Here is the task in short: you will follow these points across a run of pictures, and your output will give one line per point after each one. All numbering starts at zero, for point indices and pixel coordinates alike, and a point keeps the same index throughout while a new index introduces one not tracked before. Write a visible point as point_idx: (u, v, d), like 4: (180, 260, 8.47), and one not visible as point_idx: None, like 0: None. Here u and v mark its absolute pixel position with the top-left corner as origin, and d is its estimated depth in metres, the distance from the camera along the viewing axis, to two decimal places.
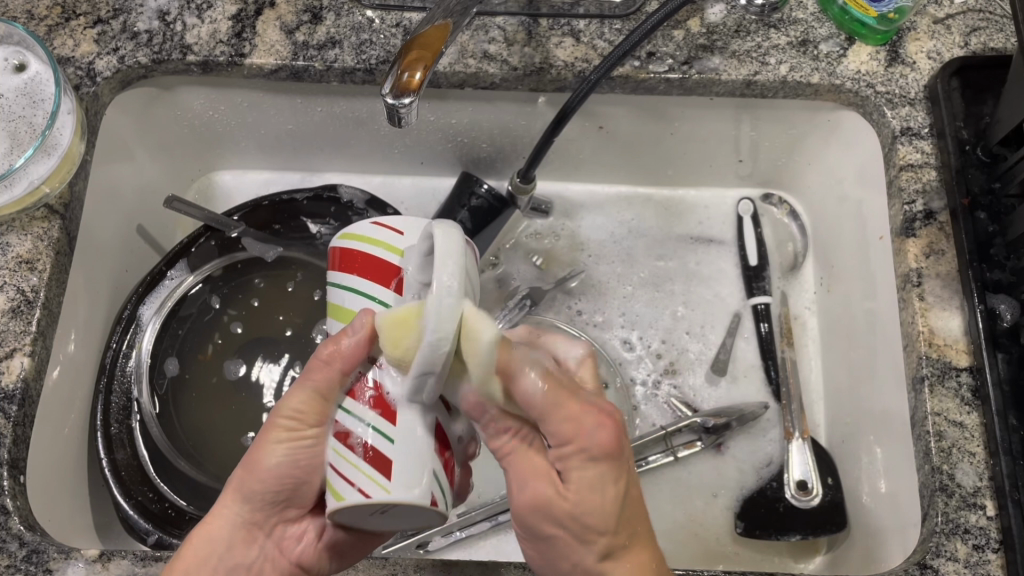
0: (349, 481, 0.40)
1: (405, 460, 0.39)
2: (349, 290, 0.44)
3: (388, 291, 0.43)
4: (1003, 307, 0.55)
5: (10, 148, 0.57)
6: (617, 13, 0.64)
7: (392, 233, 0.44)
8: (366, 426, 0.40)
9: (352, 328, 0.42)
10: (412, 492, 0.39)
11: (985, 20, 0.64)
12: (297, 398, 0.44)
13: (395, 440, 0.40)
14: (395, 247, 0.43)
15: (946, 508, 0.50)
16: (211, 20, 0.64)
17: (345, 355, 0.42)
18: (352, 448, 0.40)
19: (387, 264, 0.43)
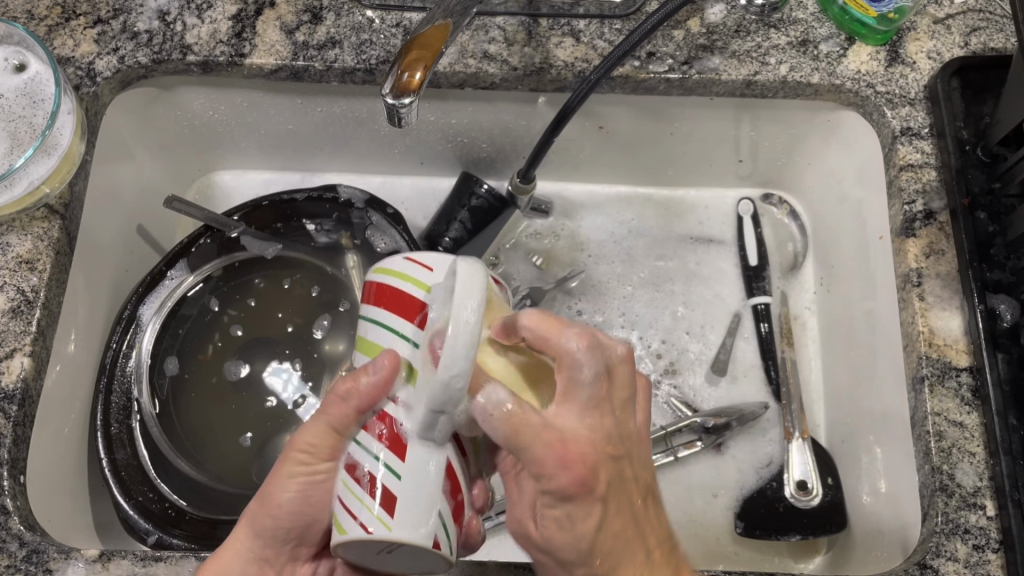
0: (355, 513, 0.40)
1: (411, 499, 0.39)
2: (377, 324, 0.43)
3: (412, 326, 0.41)
4: (1003, 307, 0.55)
5: (10, 147, 0.57)
6: (617, 13, 0.64)
7: (421, 268, 0.42)
8: (376, 460, 0.40)
9: (371, 368, 0.41)
10: (417, 531, 0.39)
11: (985, 20, 0.64)
12: (310, 433, 0.44)
13: (402, 476, 0.40)
14: (423, 283, 0.42)
15: (945, 508, 0.50)
16: (211, 20, 0.64)
17: (362, 393, 0.41)
18: (359, 480, 0.41)
19: (413, 300, 0.42)
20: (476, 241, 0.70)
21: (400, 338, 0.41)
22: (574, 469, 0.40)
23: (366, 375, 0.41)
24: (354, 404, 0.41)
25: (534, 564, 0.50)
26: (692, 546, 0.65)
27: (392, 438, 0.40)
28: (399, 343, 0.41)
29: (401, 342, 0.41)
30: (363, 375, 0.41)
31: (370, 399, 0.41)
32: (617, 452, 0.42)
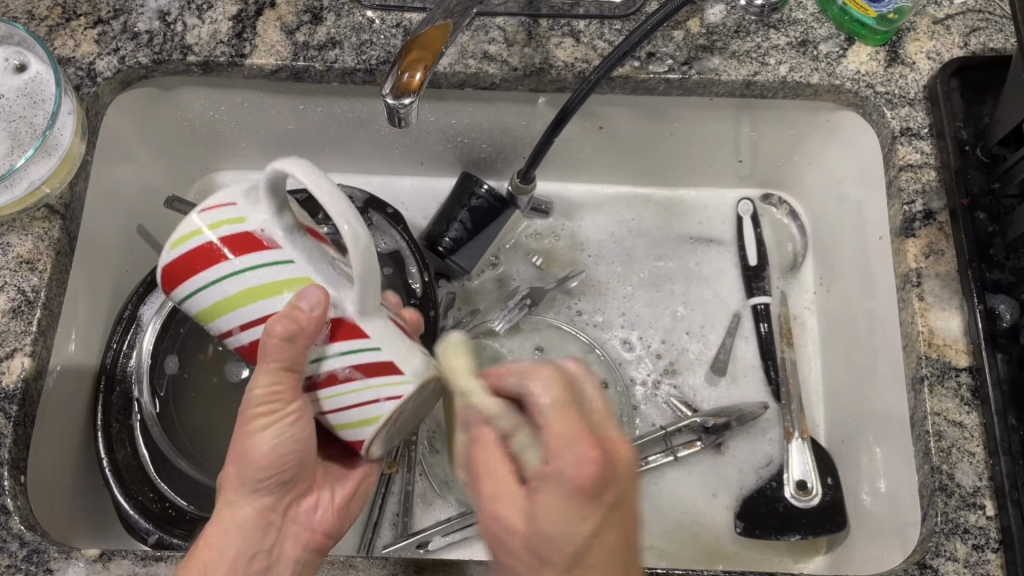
0: (374, 404, 0.44)
1: (398, 355, 0.45)
2: (235, 278, 0.42)
3: (277, 251, 0.43)
4: (1002, 307, 0.55)
5: (10, 148, 0.57)
6: (617, 14, 0.64)
7: (224, 210, 0.43)
8: (345, 356, 0.44)
9: (302, 297, 0.42)
10: (420, 371, 0.45)
11: (985, 21, 0.64)
12: (262, 384, 0.44)
13: (379, 347, 0.44)
14: (237, 218, 0.42)
15: (945, 508, 0.50)
16: (211, 20, 0.64)
17: (306, 321, 0.42)
18: (348, 380, 0.44)
19: (240, 235, 0.42)
20: (475, 242, 0.71)
21: (270, 268, 0.43)
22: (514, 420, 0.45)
23: (289, 309, 0.42)
24: (295, 341, 0.42)
25: None
26: (692, 546, 0.65)
27: (343, 330, 0.44)
28: (270, 273, 0.43)
29: (274, 269, 0.43)
30: (287, 309, 0.42)
31: (312, 328, 0.42)
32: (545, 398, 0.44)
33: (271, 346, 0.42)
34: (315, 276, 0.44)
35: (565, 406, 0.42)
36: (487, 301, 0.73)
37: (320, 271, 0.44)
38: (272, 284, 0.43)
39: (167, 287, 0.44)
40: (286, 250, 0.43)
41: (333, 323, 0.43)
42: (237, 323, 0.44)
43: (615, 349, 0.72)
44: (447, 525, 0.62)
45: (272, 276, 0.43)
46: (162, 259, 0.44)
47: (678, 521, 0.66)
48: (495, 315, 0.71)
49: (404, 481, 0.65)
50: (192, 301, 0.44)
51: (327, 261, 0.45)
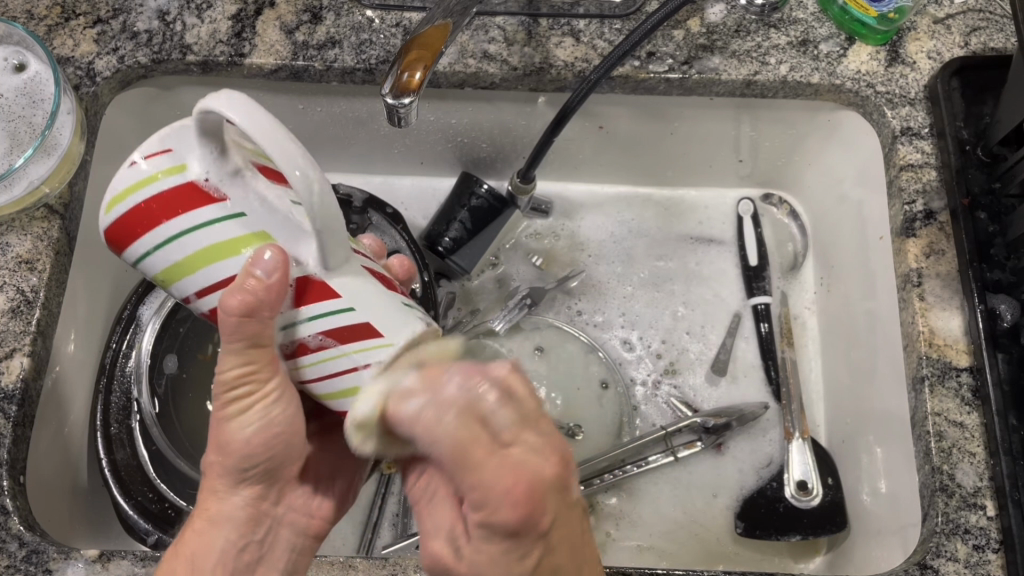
0: (355, 375, 0.40)
1: (378, 315, 0.40)
2: (180, 240, 0.38)
3: (222, 205, 0.37)
4: (1003, 307, 0.54)
5: (10, 147, 0.57)
6: (617, 13, 0.64)
7: (157, 159, 0.37)
8: (319, 321, 0.39)
9: (254, 265, 0.37)
10: (402, 332, 0.40)
11: (986, 20, 0.64)
12: (232, 365, 0.41)
13: (355, 307, 0.39)
14: (172, 168, 0.37)
15: (946, 508, 0.50)
16: (211, 20, 0.64)
17: (266, 289, 0.37)
18: (325, 348, 0.40)
19: (180, 187, 0.37)
20: (475, 242, 0.71)
21: (219, 224, 0.38)
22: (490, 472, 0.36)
23: (246, 276, 0.37)
24: (258, 312, 0.38)
25: None
26: (692, 546, 0.65)
27: (311, 292, 0.39)
28: (221, 230, 0.38)
29: (225, 225, 0.38)
30: (244, 277, 0.37)
31: (276, 297, 0.38)
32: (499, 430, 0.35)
33: (231, 321, 0.38)
34: (271, 226, 0.39)
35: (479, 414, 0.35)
36: (487, 301, 0.73)
37: (275, 222, 0.39)
38: (220, 243, 0.38)
39: (111, 252, 0.39)
40: (233, 202, 0.38)
41: (299, 285, 0.39)
42: (192, 290, 0.39)
43: (615, 349, 0.72)
44: None
45: (223, 232, 0.38)
46: (95, 222, 0.39)
47: (678, 521, 0.66)
48: (494, 315, 0.71)
49: (404, 481, 0.65)
50: (138, 267, 0.39)
51: (282, 203, 0.39)
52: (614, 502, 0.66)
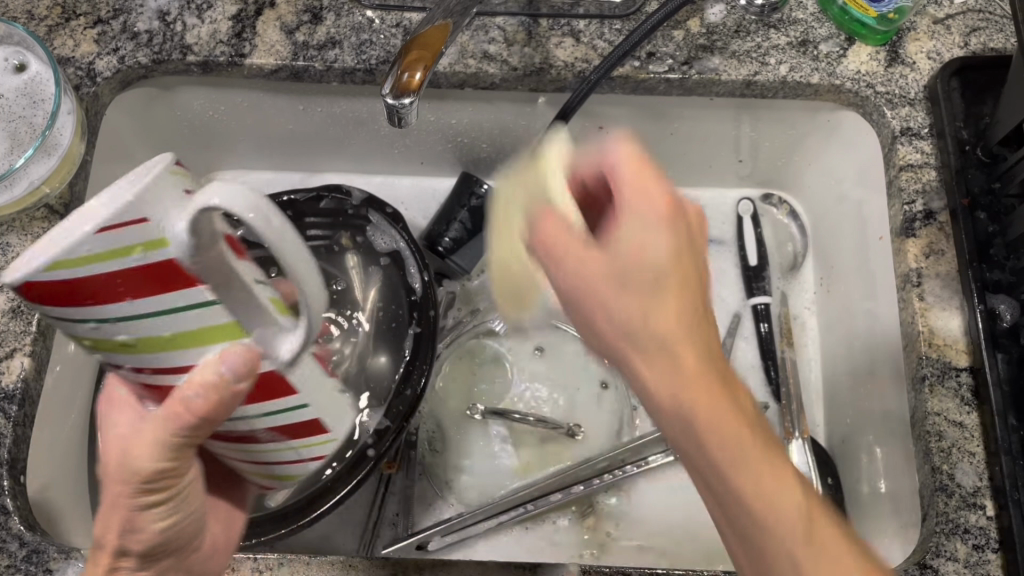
0: (297, 463, 0.43)
1: (327, 412, 0.41)
2: (147, 320, 0.32)
3: (202, 291, 0.33)
4: (1002, 307, 0.54)
5: (10, 147, 0.57)
6: (617, 14, 0.64)
7: (132, 229, 0.30)
8: (271, 420, 0.39)
9: (227, 361, 0.34)
10: (344, 423, 0.43)
11: (985, 20, 0.64)
12: (151, 455, 0.39)
13: (309, 407, 0.39)
14: (153, 244, 0.31)
15: (946, 508, 0.50)
16: (211, 20, 0.64)
17: (236, 391, 0.35)
18: (264, 440, 0.41)
19: (156, 263, 0.31)
20: (476, 241, 0.71)
21: (189, 311, 0.33)
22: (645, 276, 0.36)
23: (212, 372, 0.34)
24: (218, 408, 0.36)
25: (534, 564, 0.50)
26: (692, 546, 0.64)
27: (264, 389, 0.37)
28: (188, 317, 0.33)
29: (196, 313, 0.33)
30: (212, 377, 0.34)
31: (237, 397, 0.36)
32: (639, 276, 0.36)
33: (188, 411, 0.37)
34: (248, 317, 0.35)
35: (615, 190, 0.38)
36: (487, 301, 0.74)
37: (251, 313, 0.35)
38: (192, 330, 0.33)
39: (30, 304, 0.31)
40: (211, 288, 0.33)
41: (260, 380, 0.37)
42: (131, 366, 0.34)
43: None
44: (447, 525, 0.62)
45: (191, 320, 0.33)
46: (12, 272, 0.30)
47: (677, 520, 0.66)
48: (494, 315, 0.71)
49: (404, 483, 0.66)
50: (84, 331, 0.32)
51: (258, 288, 0.35)
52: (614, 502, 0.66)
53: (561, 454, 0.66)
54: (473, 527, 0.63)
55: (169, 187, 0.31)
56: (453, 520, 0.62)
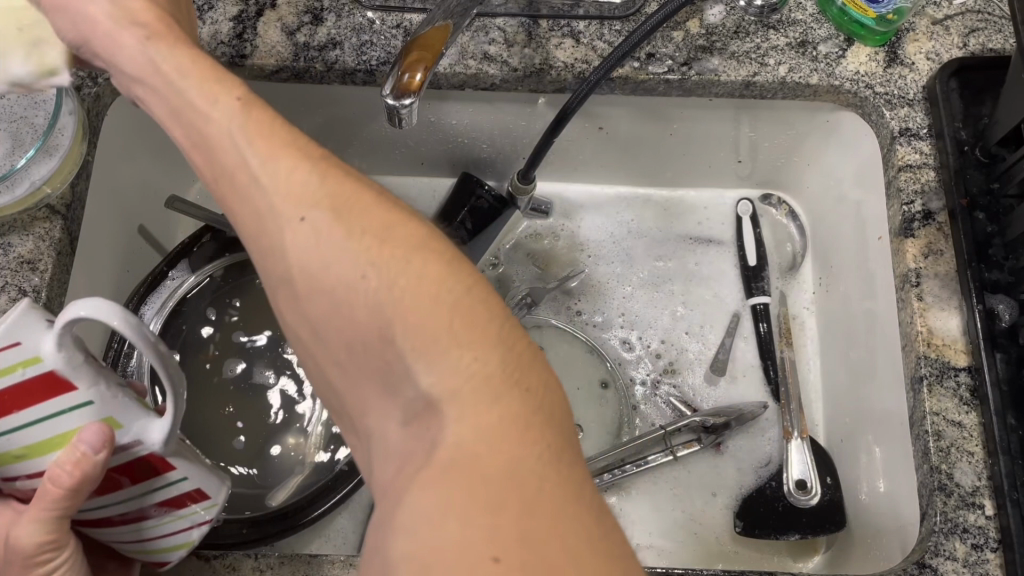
0: (182, 533, 0.45)
1: (206, 482, 0.43)
2: (25, 426, 0.37)
3: (72, 394, 0.37)
4: (1001, 307, 0.55)
5: (12, 148, 0.56)
6: (617, 14, 0.64)
7: (8, 352, 0.35)
8: (148, 496, 0.42)
9: (83, 442, 0.37)
10: (223, 491, 0.45)
11: (984, 21, 0.64)
12: (34, 533, 0.41)
13: (187, 477, 0.42)
14: (28, 360, 0.36)
15: (945, 507, 0.51)
16: (212, 21, 0.64)
17: (100, 464, 0.38)
18: (146, 516, 0.43)
19: (36, 378, 0.36)
20: (477, 242, 0.71)
21: (67, 414, 0.37)
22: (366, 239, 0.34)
23: (69, 450, 0.37)
24: (84, 489, 0.39)
25: None
26: (691, 546, 0.65)
27: (141, 471, 0.41)
28: (65, 419, 0.38)
29: (72, 415, 0.38)
30: (69, 452, 0.37)
31: (103, 469, 0.38)
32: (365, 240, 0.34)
33: (52, 492, 0.39)
34: (119, 413, 0.39)
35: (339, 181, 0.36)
36: None
37: (119, 407, 0.38)
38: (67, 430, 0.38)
39: None
40: (85, 390, 0.37)
41: (129, 464, 0.40)
42: (14, 468, 0.39)
43: (614, 349, 0.72)
44: None
45: (65, 423, 0.38)
46: None
47: (677, 520, 0.66)
48: None
49: None
50: None
51: (122, 386, 0.39)
52: (613, 501, 0.67)
53: None
54: None
55: (37, 314, 0.36)
56: None
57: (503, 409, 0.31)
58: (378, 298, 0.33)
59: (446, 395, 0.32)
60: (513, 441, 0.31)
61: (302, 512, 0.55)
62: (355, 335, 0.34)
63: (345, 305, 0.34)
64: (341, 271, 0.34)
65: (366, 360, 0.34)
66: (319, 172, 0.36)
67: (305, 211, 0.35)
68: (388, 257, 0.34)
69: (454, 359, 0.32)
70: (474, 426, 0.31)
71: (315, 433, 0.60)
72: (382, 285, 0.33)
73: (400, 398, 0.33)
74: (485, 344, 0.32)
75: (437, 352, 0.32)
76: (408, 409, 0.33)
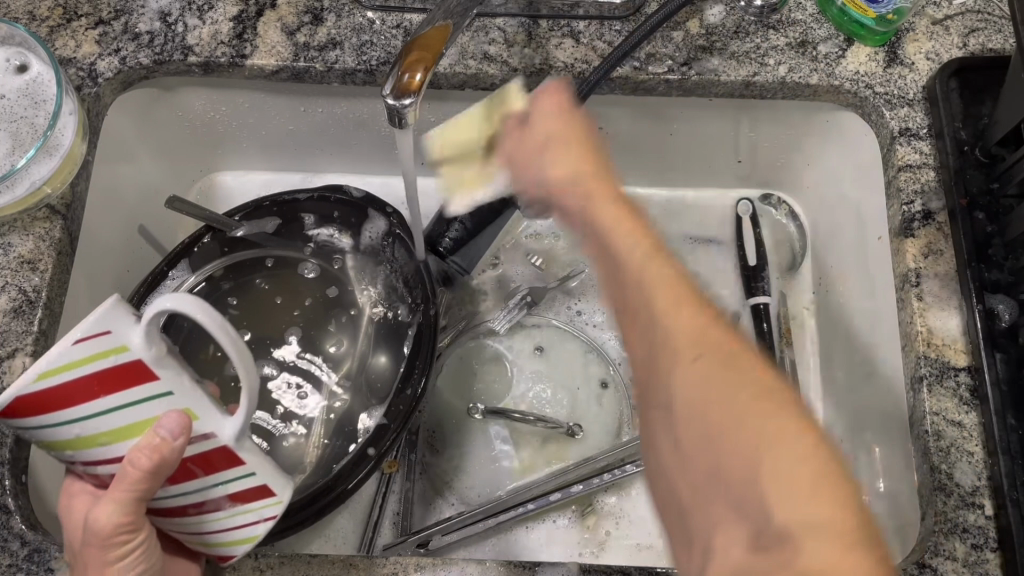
0: (246, 527, 0.42)
1: (275, 479, 0.42)
2: (109, 412, 0.36)
3: (156, 383, 0.37)
4: (1000, 307, 0.55)
5: (12, 148, 0.56)
6: (617, 15, 0.64)
7: (101, 340, 0.35)
8: (217, 487, 0.40)
9: (163, 428, 0.37)
10: (290, 488, 0.43)
11: (984, 21, 0.64)
12: (110, 517, 0.39)
13: (257, 471, 0.41)
14: (120, 348, 0.35)
15: (944, 508, 0.51)
16: (211, 21, 0.64)
17: (178, 451, 0.37)
18: (215, 508, 0.41)
19: (124, 365, 0.35)
20: (474, 241, 0.71)
21: (144, 404, 0.37)
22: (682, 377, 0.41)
23: (148, 435, 0.37)
24: (163, 472, 0.37)
25: (534, 563, 0.50)
26: None
27: (214, 461, 0.39)
28: (143, 409, 0.37)
29: (150, 405, 0.37)
30: (148, 436, 0.37)
31: (179, 457, 0.37)
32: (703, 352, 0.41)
33: (131, 474, 0.37)
34: (196, 406, 0.38)
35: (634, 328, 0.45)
36: (487, 302, 0.74)
37: (198, 399, 0.38)
38: (144, 420, 0.37)
39: (19, 414, 0.35)
40: (164, 382, 0.37)
41: (205, 454, 0.39)
42: (79, 457, 0.38)
43: (614, 349, 0.72)
44: (446, 524, 0.61)
45: (142, 412, 0.37)
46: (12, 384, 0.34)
47: None
48: (495, 315, 0.72)
49: (404, 482, 0.66)
50: (53, 431, 0.36)
51: (198, 380, 0.39)
52: (613, 501, 0.67)
53: (561, 452, 0.67)
54: (469, 526, 0.62)
55: (127, 303, 0.36)
56: (452, 519, 0.62)
57: (834, 524, 0.34)
58: (701, 406, 0.39)
59: (807, 522, 0.34)
60: (858, 552, 0.33)
61: (300, 516, 0.54)
62: (727, 446, 0.38)
63: (716, 407, 0.39)
64: (684, 372, 0.41)
65: (731, 467, 0.38)
66: (670, 282, 0.43)
67: (697, 353, 0.41)
68: (711, 361, 0.40)
69: (787, 483, 0.35)
70: (830, 548, 0.34)
71: (315, 431, 0.60)
72: (702, 389, 0.40)
73: (755, 520, 0.36)
74: (824, 463, 0.36)
75: (788, 469, 0.36)
76: (763, 529, 0.35)
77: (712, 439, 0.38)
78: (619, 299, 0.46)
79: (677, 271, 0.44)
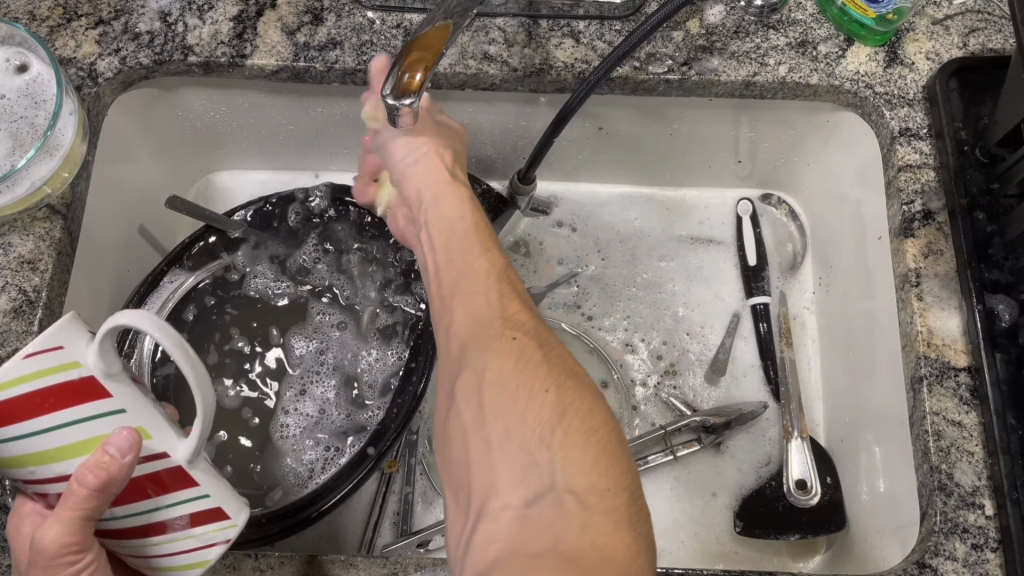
0: (199, 551, 0.42)
1: (226, 503, 0.42)
2: (57, 428, 0.37)
3: (107, 400, 0.37)
4: (1001, 307, 0.55)
5: (12, 148, 0.56)
6: (617, 14, 0.64)
7: (50, 355, 0.36)
8: (175, 506, 0.40)
9: (113, 446, 0.37)
10: (246, 511, 0.43)
11: (984, 21, 0.64)
12: (53, 536, 0.39)
13: (209, 494, 0.41)
14: (67, 365, 0.36)
15: (945, 507, 0.51)
16: (212, 21, 0.64)
17: (121, 469, 0.37)
18: (169, 531, 0.41)
19: (75, 381, 0.37)
20: None
21: (96, 420, 0.37)
22: (462, 333, 0.43)
23: (96, 452, 0.37)
24: (111, 489, 0.37)
25: None
26: (693, 545, 0.65)
27: (168, 482, 0.40)
28: (95, 424, 0.37)
29: (101, 421, 0.38)
30: (97, 453, 0.37)
31: (124, 476, 0.37)
32: (516, 334, 0.41)
33: (77, 492, 0.37)
34: (149, 424, 0.39)
35: (464, 308, 0.44)
36: None
37: (151, 418, 0.39)
38: (97, 437, 0.38)
39: None
40: (117, 398, 0.38)
41: (157, 474, 0.39)
42: (30, 476, 0.38)
43: (615, 350, 0.72)
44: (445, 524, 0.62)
45: (94, 428, 0.38)
46: None
47: (679, 520, 0.66)
48: None
49: (403, 482, 0.66)
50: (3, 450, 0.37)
51: (155, 401, 0.40)
52: None
53: None
54: None
55: (81, 321, 0.37)
56: None
57: (598, 497, 0.35)
58: (498, 392, 0.39)
59: (576, 488, 0.35)
60: (617, 527, 0.35)
61: (302, 514, 0.55)
62: (519, 412, 0.38)
63: (516, 378, 0.39)
64: (502, 346, 0.40)
65: (516, 431, 0.37)
66: (498, 273, 0.46)
67: (514, 333, 0.41)
68: (524, 339, 0.41)
69: (564, 446, 0.36)
70: (591, 518, 0.34)
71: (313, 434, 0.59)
72: (503, 370, 0.39)
73: (531, 491, 0.35)
74: (587, 432, 0.37)
75: (567, 434, 0.37)
76: (536, 495, 0.35)
77: (507, 403, 0.38)
78: (441, 280, 0.47)
79: (503, 267, 0.47)
